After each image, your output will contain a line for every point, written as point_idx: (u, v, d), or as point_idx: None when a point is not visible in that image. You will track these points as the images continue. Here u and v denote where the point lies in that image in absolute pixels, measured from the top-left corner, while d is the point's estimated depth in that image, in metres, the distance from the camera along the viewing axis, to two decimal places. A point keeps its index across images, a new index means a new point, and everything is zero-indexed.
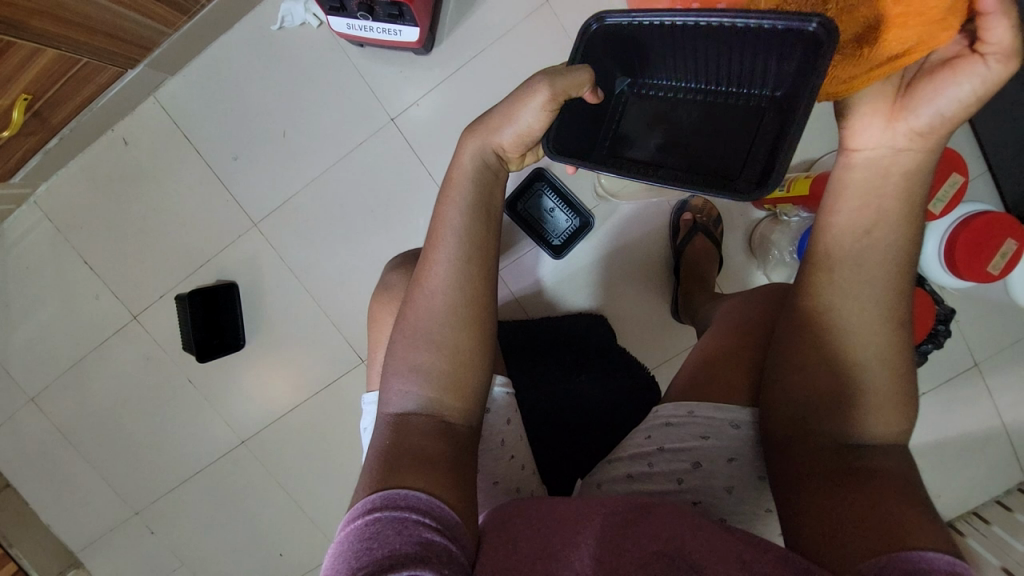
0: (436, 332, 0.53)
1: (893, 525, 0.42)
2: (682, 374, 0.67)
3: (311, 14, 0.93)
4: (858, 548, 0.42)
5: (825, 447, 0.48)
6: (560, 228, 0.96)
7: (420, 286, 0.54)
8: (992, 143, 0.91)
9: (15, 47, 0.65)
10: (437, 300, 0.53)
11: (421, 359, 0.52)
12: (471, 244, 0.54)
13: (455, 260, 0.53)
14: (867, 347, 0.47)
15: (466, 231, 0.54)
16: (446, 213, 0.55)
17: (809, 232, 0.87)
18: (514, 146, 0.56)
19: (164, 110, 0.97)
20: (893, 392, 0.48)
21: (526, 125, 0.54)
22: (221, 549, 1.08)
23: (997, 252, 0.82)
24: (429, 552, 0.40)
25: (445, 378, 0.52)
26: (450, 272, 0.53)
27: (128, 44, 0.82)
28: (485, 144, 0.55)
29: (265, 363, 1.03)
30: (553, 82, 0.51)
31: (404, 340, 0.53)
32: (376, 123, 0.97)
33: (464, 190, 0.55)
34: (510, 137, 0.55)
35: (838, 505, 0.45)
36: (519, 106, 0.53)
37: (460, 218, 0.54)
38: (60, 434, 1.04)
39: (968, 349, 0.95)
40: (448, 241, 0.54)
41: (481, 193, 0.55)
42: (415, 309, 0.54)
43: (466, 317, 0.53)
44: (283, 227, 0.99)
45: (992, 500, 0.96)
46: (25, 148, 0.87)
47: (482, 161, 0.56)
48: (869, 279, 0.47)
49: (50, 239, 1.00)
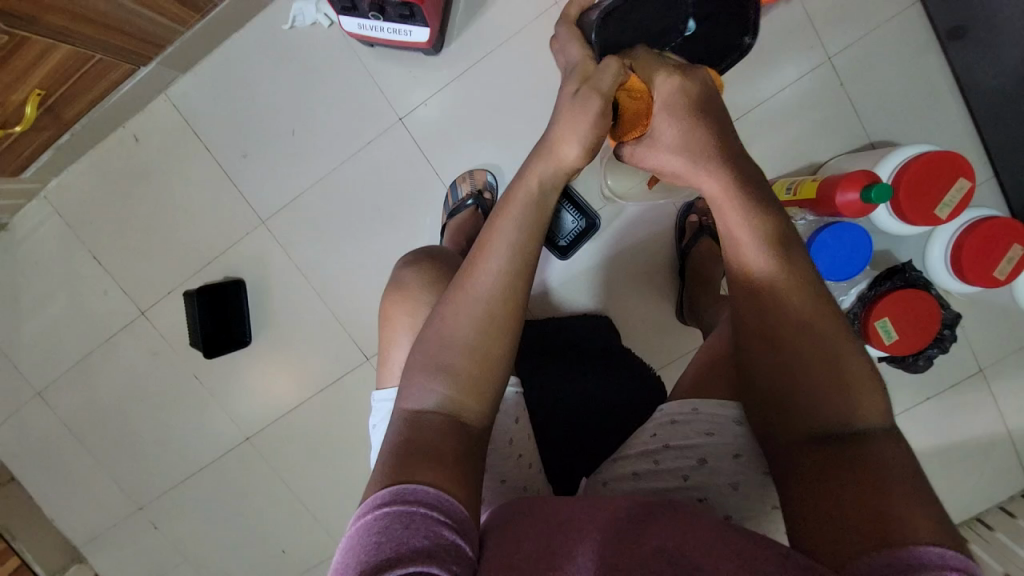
0: (470, 336, 0.53)
1: (888, 519, 0.41)
2: (687, 375, 0.68)
3: (322, 14, 0.93)
4: (855, 541, 0.42)
5: (806, 441, 0.49)
6: (566, 230, 0.95)
7: (465, 291, 0.54)
8: (1000, 148, 0.91)
9: (28, 42, 0.66)
10: (479, 306, 0.53)
11: (453, 360, 0.52)
12: (523, 259, 0.54)
13: (503, 269, 0.54)
14: (799, 367, 0.50)
15: (520, 244, 0.55)
16: (501, 227, 0.55)
17: (826, 229, 0.83)
18: (580, 161, 0.58)
19: (174, 108, 0.98)
20: (846, 385, 0.48)
21: (591, 137, 0.57)
22: (224, 545, 1.08)
23: (1003, 256, 0.82)
24: (438, 548, 0.41)
25: (468, 379, 0.52)
26: (497, 280, 0.54)
27: (141, 41, 0.82)
28: (558, 168, 0.58)
29: (271, 359, 1.03)
30: (601, 86, 0.56)
31: (435, 341, 0.53)
32: (385, 121, 0.97)
33: (523, 209, 0.56)
34: (574, 150, 0.57)
35: (837, 504, 0.44)
36: (573, 121, 0.57)
37: (515, 235, 0.55)
38: (65, 429, 1.05)
39: (973, 354, 0.95)
40: (499, 252, 0.54)
41: (538, 214, 0.56)
42: (453, 313, 0.54)
43: (498, 324, 0.53)
44: (291, 225, 1.00)
45: (996, 506, 0.96)
46: (37, 144, 0.88)
47: (550, 185, 0.57)
48: (781, 316, 0.51)
49: (59, 234, 1.01)
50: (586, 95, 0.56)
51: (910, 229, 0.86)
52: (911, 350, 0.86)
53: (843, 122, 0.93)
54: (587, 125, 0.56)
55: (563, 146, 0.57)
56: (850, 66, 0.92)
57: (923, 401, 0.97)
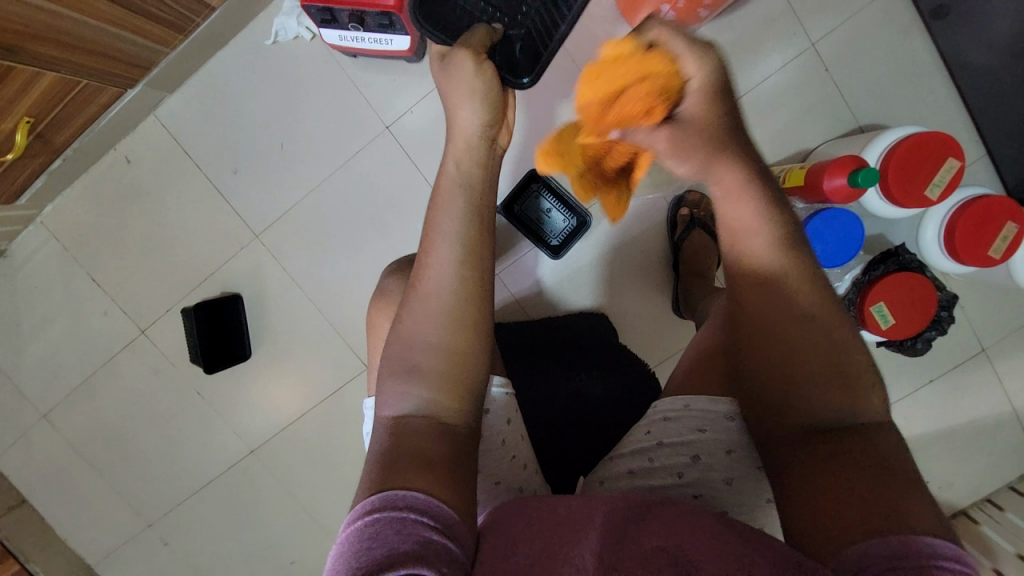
0: (433, 336, 0.53)
1: (889, 506, 0.41)
2: (680, 367, 0.67)
3: (304, 27, 0.94)
4: (852, 529, 0.41)
5: (803, 432, 0.48)
6: (557, 229, 0.96)
7: (417, 287, 0.55)
8: (989, 126, 0.90)
9: (14, 72, 0.67)
10: (434, 302, 0.54)
11: (421, 360, 0.53)
12: (464, 244, 0.55)
13: (450, 258, 0.54)
14: (789, 358, 0.49)
15: (458, 234, 0.55)
16: (437, 219, 0.56)
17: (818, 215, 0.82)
18: (485, 117, 0.59)
19: (164, 127, 0.99)
20: (827, 371, 0.48)
21: (484, 92, 0.59)
22: (233, 559, 1.09)
23: (997, 235, 0.82)
24: (428, 551, 0.41)
25: (441, 378, 0.52)
26: (447, 275, 0.54)
27: (126, 64, 0.83)
28: (467, 138, 0.58)
29: (271, 372, 1.04)
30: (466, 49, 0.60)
31: (402, 344, 0.54)
32: (371, 130, 0.98)
33: (452, 195, 0.57)
34: (472, 108, 0.58)
35: (832, 490, 0.44)
36: (456, 87, 0.59)
37: (451, 223, 0.55)
38: (73, 450, 1.06)
39: (975, 334, 0.94)
40: (441, 245, 0.55)
41: (469, 195, 0.57)
42: (412, 313, 0.54)
43: (460, 318, 0.54)
44: (285, 238, 1.01)
45: (1005, 486, 0.95)
46: (31, 170, 0.89)
47: (467, 161, 0.58)
48: (766, 292, 0.50)
49: (57, 258, 1.02)
50: (455, 59, 0.59)
51: (901, 212, 0.85)
52: (907, 335, 0.85)
53: (830, 107, 0.93)
54: (472, 81, 0.59)
55: (460, 113, 0.59)
56: (834, 51, 0.92)
57: (925, 384, 0.96)
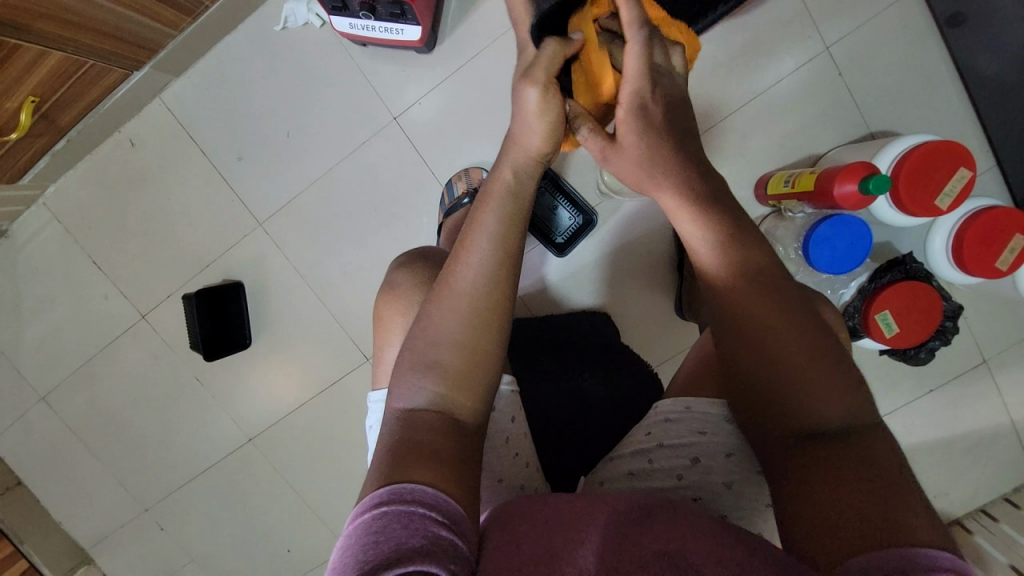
0: (457, 333, 0.53)
1: (882, 515, 0.41)
2: (681, 373, 0.68)
3: (314, 14, 0.93)
4: (845, 540, 0.41)
5: (794, 438, 0.48)
6: (564, 226, 0.95)
7: (448, 283, 0.55)
8: (1001, 137, 0.90)
9: (20, 50, 0.66)
10: (465, 300, 0.53)
11: (440, 356, 0.52)
12: (505, 251, 0.55)
13: (486, 261, 0.54)
14: (782, 365, 0.48)
15: (501, 238, 0.56)
16: (483, 220, 0.56)
17: (833, 221, 0.82)
18: (546, 149, 0.59)
19: (170, 111, 0.98)
20: (844, 373, 0.48)
21: (556, 127, 0.57)
22: (229, 546, 1.09)
23: (1005, 247, 0.81)
24: (436, 547, 0.41)
25: (460, 377, 0.52)
26: (482, 275, 0.54)
27: (133, 45, 0.82)
28: (526, 157, 0.59)
29: (270, 361, 1.03)
30: (539, 72, 0.56)
31: (426, 337, 0.53)
32: (379, 121, 0.97)
33: (502, 201, 0.57)
34: (535, 138, 0.58)
35: (828, 497, 0.44)
36: (524, 112, 0.58)
37: (496, 227, 0.56)
38: (70, 432, 1.06)
39: (977, 346, 0.94)
40: (482, 247, 0.55)
41: (516, 206, 0.57)
42: (439, 309, 0.54)
43: (488, 321, 0.54)
44: (290, 227, 1.00)
45: (1000, 497, 0.96)
46: (34, 150, 0.88)
47: (525, 175, 0.59)
48: (745, 303, 0.50)
49: (59, 240, 1.01)
50: (523, 85, 0.56)
51: (909, 220, 0.85)
52: (911, 344, 0.85)
53: (842, 113, 0.92)
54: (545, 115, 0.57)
55: (527, 138, 0.58)
56: (848, 56, 0.91)
57: (926, 393, 0.96)
